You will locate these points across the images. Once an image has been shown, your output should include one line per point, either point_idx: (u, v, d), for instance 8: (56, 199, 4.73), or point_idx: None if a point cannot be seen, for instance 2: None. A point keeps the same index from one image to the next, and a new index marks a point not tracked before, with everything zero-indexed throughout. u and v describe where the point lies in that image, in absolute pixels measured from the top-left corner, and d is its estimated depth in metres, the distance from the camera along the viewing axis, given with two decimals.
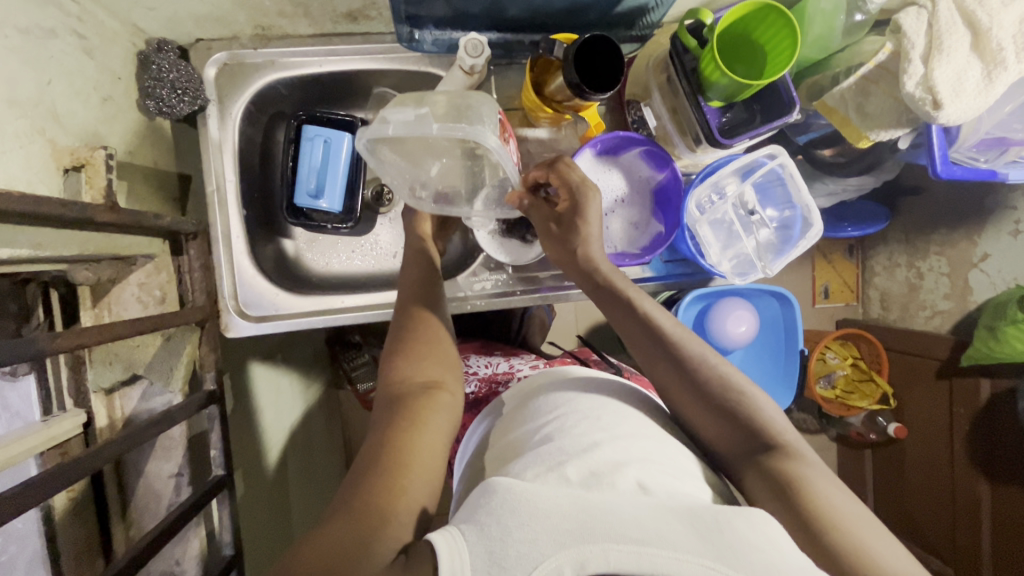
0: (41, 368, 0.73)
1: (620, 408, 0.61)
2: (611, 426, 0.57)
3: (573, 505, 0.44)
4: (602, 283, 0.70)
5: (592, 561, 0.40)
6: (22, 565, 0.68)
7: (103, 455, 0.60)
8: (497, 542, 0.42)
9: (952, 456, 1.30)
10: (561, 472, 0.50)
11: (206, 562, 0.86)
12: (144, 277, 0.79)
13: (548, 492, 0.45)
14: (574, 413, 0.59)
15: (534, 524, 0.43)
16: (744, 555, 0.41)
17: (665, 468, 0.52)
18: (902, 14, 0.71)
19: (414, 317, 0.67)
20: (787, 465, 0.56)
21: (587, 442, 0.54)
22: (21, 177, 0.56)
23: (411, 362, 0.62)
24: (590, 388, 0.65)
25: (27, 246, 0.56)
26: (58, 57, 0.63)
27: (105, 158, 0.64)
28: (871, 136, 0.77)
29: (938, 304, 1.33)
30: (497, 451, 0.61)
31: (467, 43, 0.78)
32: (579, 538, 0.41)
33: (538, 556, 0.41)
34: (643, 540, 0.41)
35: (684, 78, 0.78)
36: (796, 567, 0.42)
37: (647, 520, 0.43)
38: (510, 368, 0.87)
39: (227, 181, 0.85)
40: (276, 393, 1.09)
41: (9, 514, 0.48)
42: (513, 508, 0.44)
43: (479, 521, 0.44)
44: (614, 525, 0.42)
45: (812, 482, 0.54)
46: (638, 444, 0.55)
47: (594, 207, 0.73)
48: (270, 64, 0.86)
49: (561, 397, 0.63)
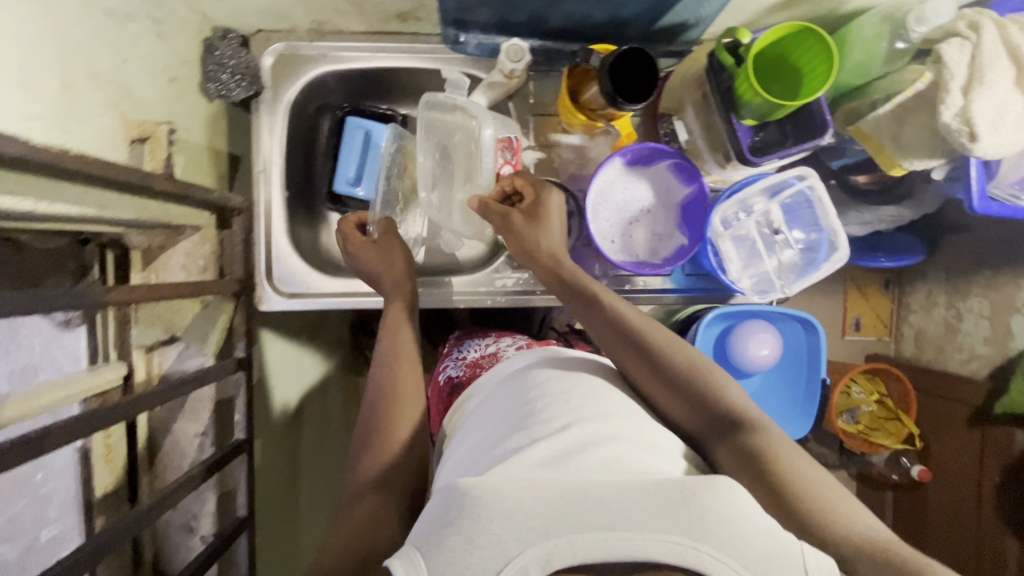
0: (91, 322, 0.80)
1: (589, 385, 0.62)
2: (579, 405, 0.57)
3: (536, 501, 0.45)
4: (574, 282, 0.74)
5: (557, 556, 0.43)
6: (60, 500, 0.75)
7: (138, 405, 0.65)
8: (462, 547, 0.43)
9: (979, 509, 1.24)
10: (522, 456, 0.51)
11: (220, 520, 0.91)
12: (191, 246, 0.86)
13: (509, 483, 0.47)
14: (543, 395, 0.59)
15: (498, 525, 0.44)
16: (712, 525, 0.44)
17: (633, 445, 0.54)
18: (945, 44, 0.70)
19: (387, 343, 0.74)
20: (754, 439, 0.59)
21: (552, 424, 0.55)
22: (94, 145, 0.62)
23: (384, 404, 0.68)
24: (562, 363, 0.66)
25: (92, 206, 0.61)
26: (135, 39, 0.70)
27: (166, 132, 0.72)
28: (905, 165, 0.77)
29: (976, 348, 1.27)
30: (466, 432, 0.63)
31: (508, 48, 0.82)
32: (545, 533, 0.43)
33: (504, 555, 0.43)
34: (609, 526, 0.44)
35: (720, 96, 0.80)
36: (762, 531, 0.45)
37: (611, 505, 0.45)
38: (496, 351, 0.88)
39: (274, 163, 0.91)
40: (301, 372, 1.14)
41: (56, 442, 0.54)
42: (475, 512, 0.45)
43: (440, 530, 0.45)
44: (579, 514, 0.44)
45: (780, 454, 0.58)
46: (606, 424, 0.56)
47: (555, 202, 0.81)
48: (323, 57, 0.91)
49: (533, 375, 0.64)
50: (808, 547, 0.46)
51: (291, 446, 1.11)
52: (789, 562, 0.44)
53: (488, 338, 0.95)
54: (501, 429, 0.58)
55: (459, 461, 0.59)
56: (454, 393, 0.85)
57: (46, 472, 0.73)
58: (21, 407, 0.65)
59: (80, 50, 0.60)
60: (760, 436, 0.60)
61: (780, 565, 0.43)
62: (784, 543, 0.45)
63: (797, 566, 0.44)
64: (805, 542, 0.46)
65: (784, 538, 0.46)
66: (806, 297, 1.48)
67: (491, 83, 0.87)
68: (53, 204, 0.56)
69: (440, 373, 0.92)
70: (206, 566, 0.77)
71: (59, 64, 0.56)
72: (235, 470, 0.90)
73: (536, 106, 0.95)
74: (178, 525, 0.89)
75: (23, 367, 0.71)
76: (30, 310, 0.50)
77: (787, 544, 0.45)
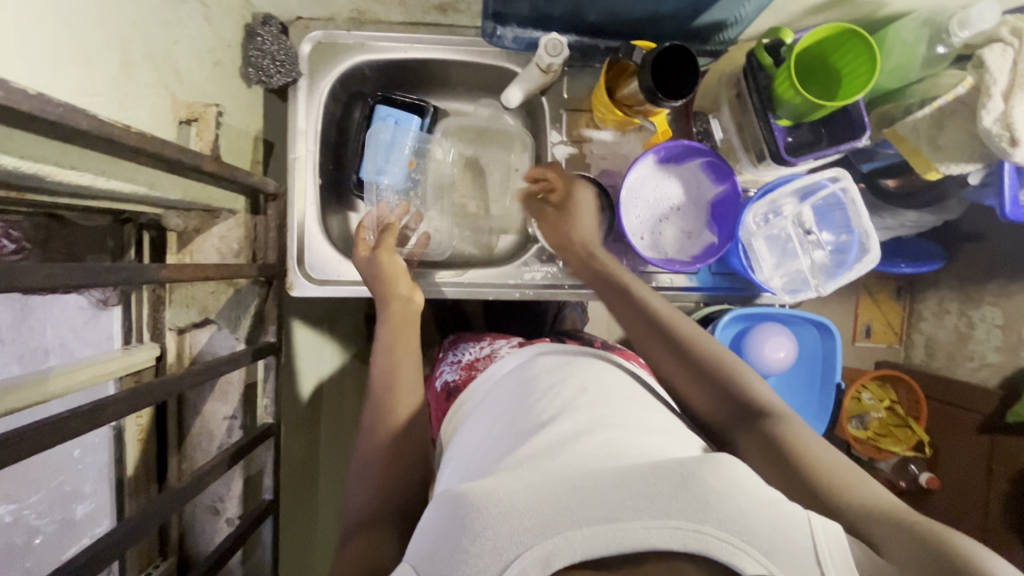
0: (126, 302, 0.81)
1: (581, 376, 0.61)
2: (573, 399, 0.57)
3: (530, 500, 0.43)
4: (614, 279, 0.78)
5: (558, 556, 0.40)
6: (93, 477, 0.76)
7: (185, 381, 0.65)
8: (457, 558, 0.41)
9: (985, 517, 1.24)
10: (517, 456, 0.50)
11: (246, 503, 0.92)
12: (226, 231, 0.87)
13: (503, 485, 0.45)
14: (540, 392, 0.59)
15: (493, 530, 0.42)
16: (711, 505, 0.42)
17: (629, 431, 0.53)
18: (987, 49, 0.70)
19: (390, 328, 0.75)
20: (779, 426, 0.60)
21: (546, 420, 0.54)
22: (146, 124, 0.64)
23: (383, 394, 0.69)
24: (557, 360, 0.65)
25: (143, 184, 0.62)
26: (185, 21, 0.71)
27: (214, 115, 0.75)
28: (941, 169, 0.77)
29: (988, 355, 1.28)
30: (464, 433, 0.63)
31: (547, 43, 0.81)
32: (542, 533, 0.41)
33: (501, 561, 0.40)
34: (609, 517, 0.41)
35: (757, 94, 0.80)
36: (765, 507, 0.43)
37: (607, 495, 0.43)
38: (490, 351, 0.86)
39: (308, 151, 0.90)
40: (322, 361, 1.14)
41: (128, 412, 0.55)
42: (470, 519, 0.43)
43: (435, 542, 0.44)
44: (575, 508, 0.42)
45: (800, 437, 0.58)
46: (600, 415, 0.55)
47: (585, 199, 0.88)
48: (360, 46, 0.91)
49: (528, 375, 0.63)
50: (814, 516, 0.43)
51: (309, 434, 1.11)
52: (796, 533, 0.41)
53: (484, 340, 0.93)
54: (499, 428, 0.57)
55: (460, 461, 0.58)
56: (451, 397, 0.83)
57: (84, 448, 0.75)
58: (63, 383, 0.65)
59: (135, 28, 0.61)
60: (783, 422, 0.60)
61: (789, 540, 0.40)
62: (789, 513, 0.43)
63: (806, 538, 0.41)
64: (811, 511, 0.44)
65: (788, 508, 0.43)
66: (820, 302, 1.48)
67: (527, 76, 0.87)
68: (111, 178, 0.57)
69: (437, 377, 0.90)
70: (233, 548, 0.78)
71: (117, 42, 0.58)
72: (261, 454, 0.91)
73: (569, 101, 0.95)
74: (205, 508, 0.90)
75: (35, 348, 0.70)
76: (92, 282, 0.50)
77: (792, 514, 0.43)
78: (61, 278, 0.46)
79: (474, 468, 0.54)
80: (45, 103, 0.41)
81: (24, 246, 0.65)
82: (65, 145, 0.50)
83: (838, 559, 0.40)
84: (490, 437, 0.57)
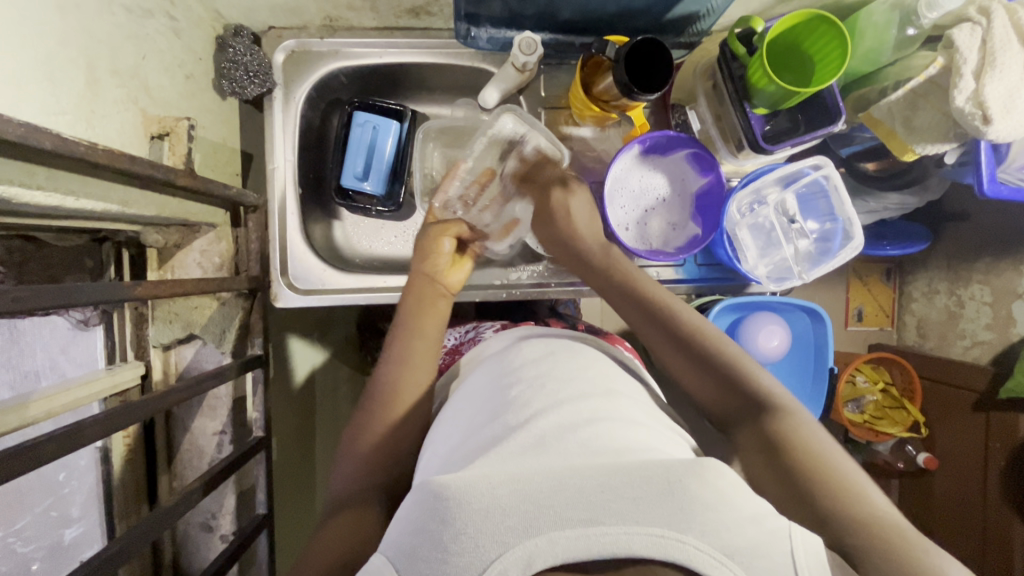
0: (108, 321, 0.80)
1: (571, 368, 0.60)
2: (560, 388, 0.56)
3: (514, 496, 0.43)
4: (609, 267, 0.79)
5: (539, 558, 0.40)
6: (80, 500, 0.76)
7: (166, 400, 0.64)
8: (439, 557, 0.41)
9: (986, 493, 1.24)
10: (502, 444, 0.49)
11: (240, 518, 0.91)
12: (206, 245, 0.85)
13: (486, 477, 0.44)
14: (523, 381, 0.58)
15: (474, 527, 0.41)
16: (696, 515, 0.42)
17: (618, 424, 0.52)
18: (956, 29, 0.71)
19: (426, 298, 0.76)
20: (779, 421, 0.60)
21: (532, 409, 0.54)
22: (117, 140, 0.65)
23: (393, 362, 0.69)
24: (544, 348, 0.65)
25: (117, 203, 0.61)
26: (152, 36, 0.71)
27: (186, 128, 0.74)
28: (916, 150, 0.78)
29: (979, 334, 1.29)
30: (446, 420, 0.62)
31: (520, 42, 0.81)
32: (524, 533, 0.41)
33: (482, 560, 0.40)
34: (592, 520, 0.41)
35: (731, 84, 0.81)
36: (742, 513, 0.43)
37: (592, 494, 0.42)
38: (473, 335, 0.89)
39: (287, 160, 0.90)
40: (312, 369, 1.13)
41: (107, 432, 0.54)
42: (451, 513, 0.42)
43: (412, 538, 0.43)
44: (559, 507, 0.42)
45: (800, 436, 0.58)
46: (587, 405, 0.54)
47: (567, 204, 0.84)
48: (335, 54, 0.91)
49: (513, 364, 0.63)
50: (796, 530, 0.44)
51: (305, 447, 1.11)
52: (775, 553, 0.42)
53: (469, 327, 0.96)
54: (482, 416, 0.56)
55: (439, 448, 0.57)
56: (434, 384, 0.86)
57: (69, 472, 0.74)
58: (46, 407, 0.65)
59: (100, 44, 0.60)
60: (781, 419, 0.60)
61: (767, 557, 0.41)
62: (771, 530, 0.43)
63: (785, 555, 0.42)
64: (793, 525, 0.45)
65: (772, 525, 0.44)
66: (810, 288, 1.49)
67: (503, 76, 0.87)
68: (81, 199, 0.56)
69: None
70: (229, 564, 0.77)
71: (82, 59, 0.57)
72: (255, 467, 0.90)
73: (546, 99, 0.96)
74: (200, 525, 0.90)
75: (26, 372, 0.70)
76: (67, 302, 0.49)
77: (775, 531, 0.43)
78: (34, 300, 0.45)
79: (453, 458, 0.53)
80: (5, 124, 0.40)
81: None
82: (30, 165, 0.50)
83: (813, 569, 0.42)
84: (473, 423, 0.56)
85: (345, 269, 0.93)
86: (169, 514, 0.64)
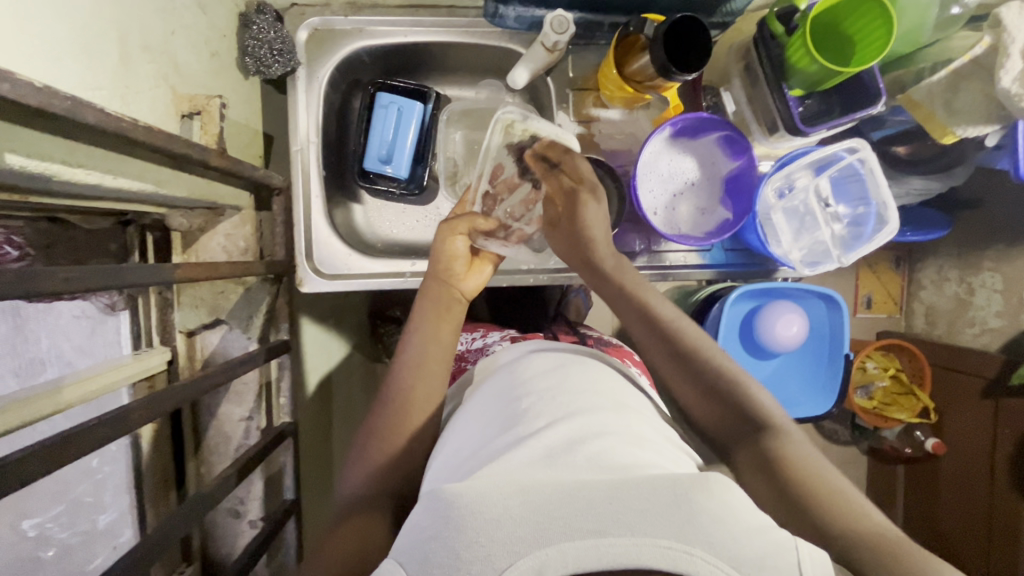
0: (133, 306, 0.78)
1: (578, 381, 0.59)
2: (566, 401, 0.55)
3: (524, 507, 0.41)
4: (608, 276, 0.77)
5: (550, 567, 0.38)
6: (113, 485, 0.75)
7: (204, 386, 0.62)
8: (450, 563, 0.40)
9: (993, 483, 1.25)
10: (509, 457, 0.49)
11: (267, 504, 0.92)
12: (231, 228, 0.85)
13: (495, 487, 0.43)
14: (531, 392, 0.58)
15: (485, 535, 0.40)
16: (703, 525, 0.40)
17: (619, 440, 0.51)
18: (1005, 8, 0.69)
19: (442, 308, 0.73)
20: (775, 444, 0.60)
21: (542, 422, 0.53)
22: (149, 119, 0.63)
23: (396, 409, 0.65)
24: (554, 360, 0.64)
25: (152, 182, 0.60)
26: (180, 10, 0.68)
27: (218, 106, 0.72)
28: (957, 133, 0.77)
29: (988, 321, 1.29)
30: (457, 426, 0.61)
31: (552, 20, 0.79)
32: (535, 543, 0.39)
33: (495, 566, 0.39)
34: (601, 531, 0.39)
35: (769, 64, 0.79)
36: (750, 531, 0.41)
37: (601, 505, 0.41)
38: (482, 346, 0.87)
39: (310, 141, 0.87)
40: (327, 356, 1.12)
41: (153, 416, 0.53)
42: (461, 522, 0.42)
43: (426, 543, 0.42)
44: (567, 518, 0.40)
45: (798, 459, 0.58)
46: (593, 419, 0.53)
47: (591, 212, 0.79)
48: (358, 32, 0.88)
49: (522, 374, 0.62)
50: (802, 543, 0.42)
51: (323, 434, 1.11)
52: (782, 565, 0.40)
53: (479, 331, 0.95)
54: (491, 428, 0.56)
55: (447, 457, 0.56)
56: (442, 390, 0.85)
57: (102, 458, 0.73)
58: (78, 393, 0.63)
59: (131, 16, 0.58)
60: (782, 442, 0.60)
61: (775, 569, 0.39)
62: (778, 542, 0.42)
63: (793, 566, 0.40)
64: (797, 537, 0.43)
65: (776, 536, 0.42)
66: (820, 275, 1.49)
67: (532, 56, 0.85)
68: (119, 177, 0.55)
69: None
70: (263, 548, 0.77)
71: (116, 31, 0.55)
72: (281, 455, 0.89)
73: (574, 81, 0.94)
74: (226, 512, 0.89)
75: (30, 361, 0.66)
76: (113, 284, 0.48)
77: (782, 544, 0.42)
78: (80, 281, 0.43)
79: (463, 467, 0.52)
80: (53, 95, 0.39)
81: (28, 253, 0.62)
82: (68, 141, 0.47)
83: None
84: (481, 435, 0.56)
85: (371, 254, 0.92)
86: (203, 501, 0.63)
